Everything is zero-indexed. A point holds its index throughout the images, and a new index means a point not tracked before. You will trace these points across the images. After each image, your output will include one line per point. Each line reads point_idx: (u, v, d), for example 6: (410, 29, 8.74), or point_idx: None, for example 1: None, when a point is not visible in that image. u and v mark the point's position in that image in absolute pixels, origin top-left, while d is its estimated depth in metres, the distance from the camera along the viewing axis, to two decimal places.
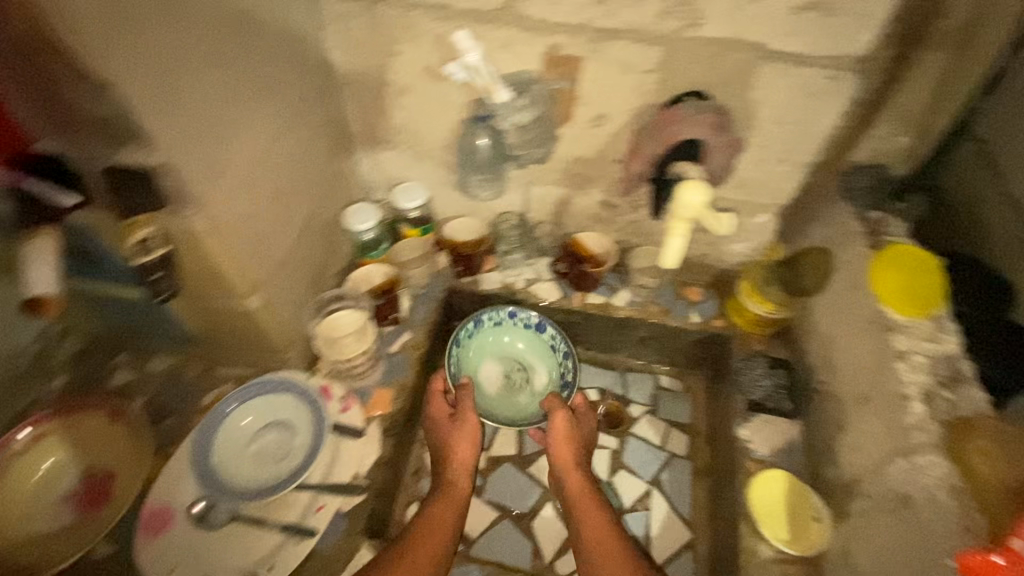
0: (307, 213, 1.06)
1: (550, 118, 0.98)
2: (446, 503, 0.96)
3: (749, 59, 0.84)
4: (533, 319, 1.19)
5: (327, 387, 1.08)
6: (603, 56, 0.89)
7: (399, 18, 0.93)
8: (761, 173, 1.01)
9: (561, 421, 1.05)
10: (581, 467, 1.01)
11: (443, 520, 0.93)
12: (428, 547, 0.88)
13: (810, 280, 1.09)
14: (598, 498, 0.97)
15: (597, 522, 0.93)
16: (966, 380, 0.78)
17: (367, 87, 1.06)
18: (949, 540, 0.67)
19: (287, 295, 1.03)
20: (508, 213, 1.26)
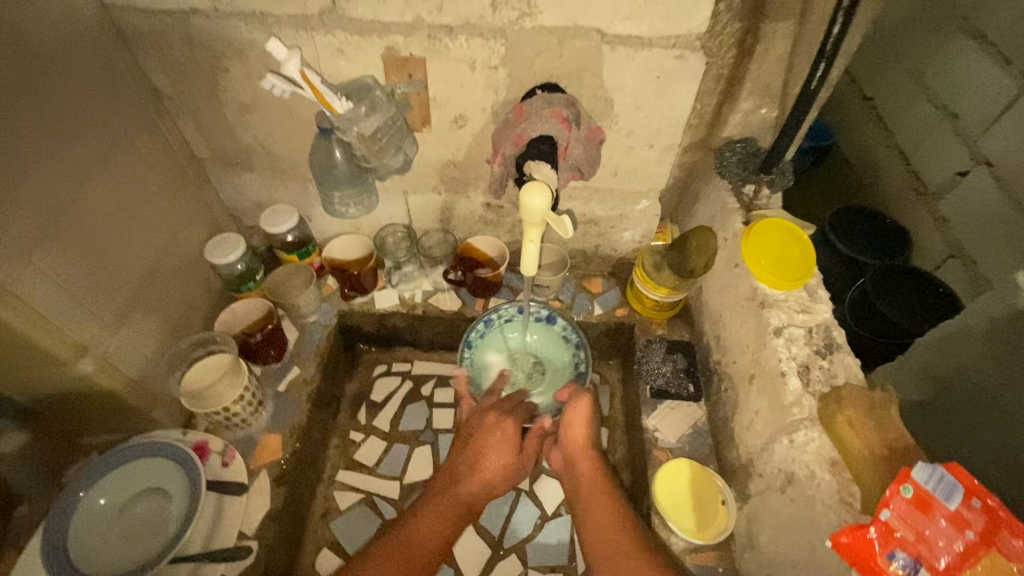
0: (156, 255, 0.95)
1: (405, 124, 0.92)
2: (442, 502, 0.84)
3: (593, 46, 0.81)
4: (542, 313, 1.13)
5: (203, 445, 0.99)
6: (444, 54, 0.84)
7: (217, 30, 0.84)
8: (632, 160, 0.99)
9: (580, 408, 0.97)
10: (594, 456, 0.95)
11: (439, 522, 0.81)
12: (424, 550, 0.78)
13: (696, 261, 1.03)
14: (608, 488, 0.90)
15: (605, 514, 0.86)
16: (837, 349, 0.81)
17: (203, 108, 0.96)
18: (827, 517, 0.66)
19: (143, 349, 0.92)
20: (394, 224, 1.20)
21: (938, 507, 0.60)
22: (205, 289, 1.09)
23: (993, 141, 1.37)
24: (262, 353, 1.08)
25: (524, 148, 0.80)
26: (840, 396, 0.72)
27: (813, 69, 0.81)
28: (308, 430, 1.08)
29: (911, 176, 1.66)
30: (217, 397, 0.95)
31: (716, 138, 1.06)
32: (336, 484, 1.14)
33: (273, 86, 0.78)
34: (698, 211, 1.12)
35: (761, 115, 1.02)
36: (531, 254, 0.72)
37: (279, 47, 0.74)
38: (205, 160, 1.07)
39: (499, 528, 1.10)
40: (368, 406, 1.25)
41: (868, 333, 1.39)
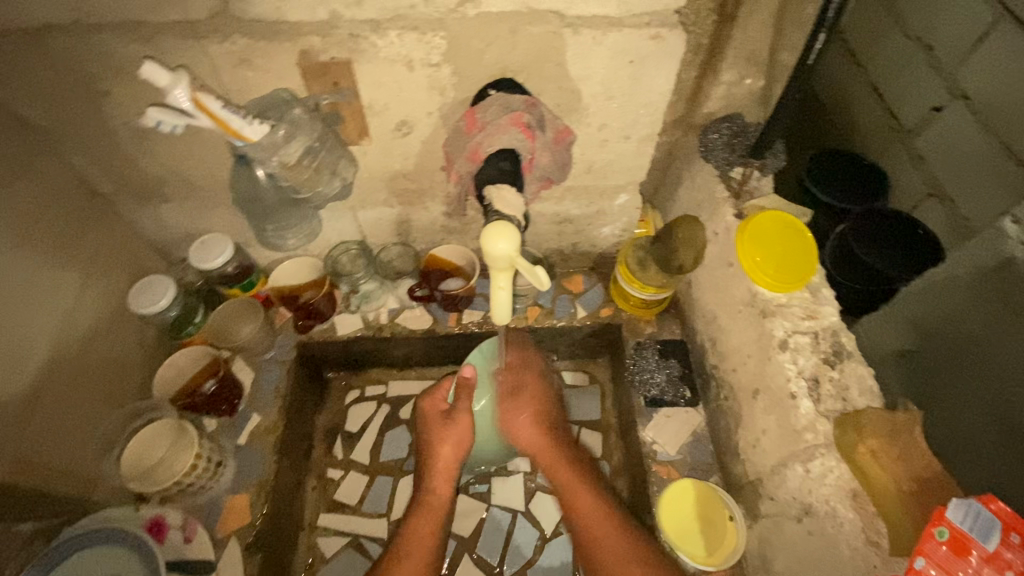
0: (63, 320, 0.82)
1: (338, 141, 0.79)
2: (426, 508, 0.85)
3: (552, 31, 0.68)
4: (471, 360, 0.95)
5: (160, 519, 0.86)
6: (374, 55, 0.70)
7: (90, 50, 0.68)
8: (607, 154, 0.88)
9: (528, 403, 0.89)
10: (560, 441, 0.89)
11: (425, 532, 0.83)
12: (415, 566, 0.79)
13: (684, 256, 0.93)
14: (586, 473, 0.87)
15: (592, 503, 0.84)
16: (848, 356, 0.73)
17: (96, 140, 0.81)
18: (854, 560, 0.62)
19: (55, 431, 0.80)
20: (345, 242, 1.07)
21: (974, 548, 0.54)
22: (140, 342, 0.97)
23: None
24: (212, 406, 0.96)
25: (480, 166, 0.68)
26: (860, 422, 0.67)
27: (811, 40, 0.72)
28: (279, 482, 0.97)
29: (887, 116, 1.31)
30: (167, 470, 0.84)
31: (697, 115, 0.93)
32: (318, 529, 1.04)
33: (158, 121, 0.64)
34: (681, 197, 1.01)
35: (746, 85, 0.89)
36: (503, 299, 0.63)
37: (159, 72, 0.59)
38: (110, 195, 0.92)
39: (497, 558, 1.00)
40: (344, 437, 1.13)
41: (859, 284, 1.06)
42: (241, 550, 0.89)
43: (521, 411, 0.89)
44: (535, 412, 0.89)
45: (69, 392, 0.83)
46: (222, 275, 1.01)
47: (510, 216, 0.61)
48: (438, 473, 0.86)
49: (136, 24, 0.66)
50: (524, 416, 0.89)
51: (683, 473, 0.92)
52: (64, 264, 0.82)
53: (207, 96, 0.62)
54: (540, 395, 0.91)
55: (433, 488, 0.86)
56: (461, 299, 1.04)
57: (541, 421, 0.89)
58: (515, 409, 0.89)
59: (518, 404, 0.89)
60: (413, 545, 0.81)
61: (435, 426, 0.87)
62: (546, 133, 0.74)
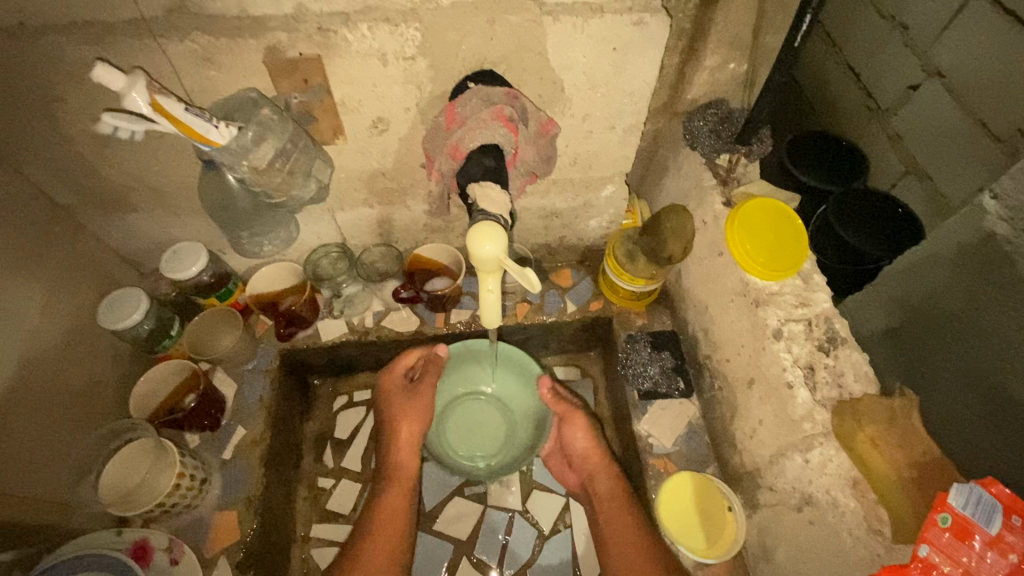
0: (28, 341, 0.77)
1: (312, 141, 0.75)
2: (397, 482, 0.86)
3: (532, 20, 0.66)
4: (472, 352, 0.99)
5: (144, 542, 0.81)
6: (345, 50, 0.66)
7: (38, 53, 0.64)
8: (592, 145, 0.86)
9: (581, 423, 0.92)
10: (611, 466, 0.90)
11: (397, 510, 0.83)
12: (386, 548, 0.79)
13: (673, 247, 0.91)
14: (627, 501, 0.85)
15: (627, 530, 0.81)
16: (843, 342, 0.72)
17: (52, 149, 0.76)
18: (857, 549, 0.61)
19: (23, 458, 0.75)
20: (325, 245, 1.03)
21: (978, 534, 0.54)
22: (113, 359, 0.93)
23: (946, 52, 1.11)
24: (194, 421, 0.92)
25: (462, 163, 0.66)
26: (857, 410, 0.67)
27: (796, 22, 0.71)
28: (267, 496, 0.94)
29: (862, 95, 1.36)
30: (149, 490, 0.80)
31: (680, 101, 0.91)
32: (311, 541, 1.01)
33: (114, 127, 0.61)
34: (667, 186, 1.00)
35: (730, 70, 0.87)
36: (492, 302, 0.61)
37: (113, 75, 0.56)
38: (72, 206, 0.87)
39: (496, 560, 0.98)
40: (333, 445, 1.10)
41: (838, 263, 1.06)
42: (231, 569, 0.85)
43: (575, 431, 0.91)
44: (587, 433, 0.91)
45: (40, 417, 0.78)
46: (198, 283, 0.97)
47: (496, 214, 0.59)
48: (401, 447, 0.89)
49: (86, 24, 0.61)
50: (578, 437, 0.92)
51: (679, 465, 0.91)
52: (25, 283, 0.77)
53: (166, 99, 0.58)
54: (592, 419, 0.93)
55: (399, 461, 0.88)
56: (449, 298, 1.01)
57: (594, 442, 0.91)
58: (571, 426, 0.92)
59: (573, 419, 0.92)
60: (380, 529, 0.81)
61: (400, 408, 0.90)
62: (528, 126, 0.71)
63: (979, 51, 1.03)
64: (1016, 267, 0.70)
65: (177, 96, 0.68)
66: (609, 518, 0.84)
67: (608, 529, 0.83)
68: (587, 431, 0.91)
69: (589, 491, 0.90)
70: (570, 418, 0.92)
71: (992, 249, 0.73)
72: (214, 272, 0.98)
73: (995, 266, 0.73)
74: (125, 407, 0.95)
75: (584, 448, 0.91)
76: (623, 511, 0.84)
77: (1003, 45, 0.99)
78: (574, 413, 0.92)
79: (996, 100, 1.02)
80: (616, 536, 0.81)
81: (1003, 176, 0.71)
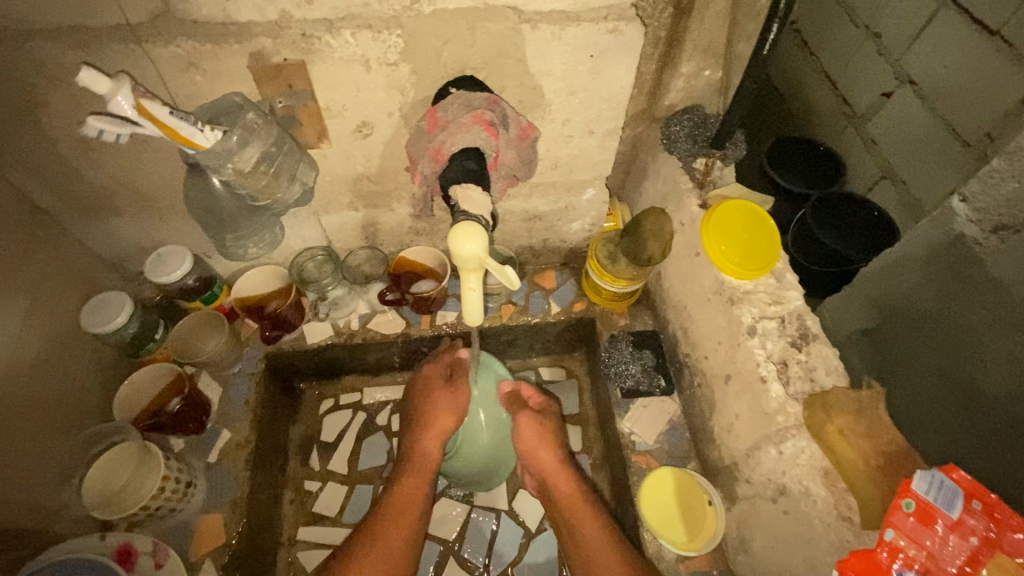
0: (10, 344, 0.77)
1: (296, 145, 0.76)
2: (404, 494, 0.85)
3: (511, 27, 0.68)
4: None
5: (129, 546, 0.81)
6: (329, 55, 0.68)
7: (23, 59, 0.64)
8: (573, 148, 0.88)
9: (528, 423, 0.93)
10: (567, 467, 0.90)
11: (413, 497, 0.85)
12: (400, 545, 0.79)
13: (653, 247, 0.93)
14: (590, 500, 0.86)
15: (591, 525, 0.82)
16: (814, 338, 0.75)
17: (35, 153, 0.77)
18: (828, 536, 0.63)
19: (7, 465, 0.75)
20: (310, 248, 1.04)
21: (940, 517, 0.56)
22: (96, 363, 0.93)
23: (917, 59, 1.15)
24: (179, 426, 0.92)
25: (444, 165, 0.67)
26: (827, 402, 0.69)
27: (766, 30, 0.73)
28: (253, 499, 0.94)
29: (838, 101, 1.41)
30: (133, 494, 0.81)
31: (658, 107, 0.94)
32: (298, 543, 1.01)
33: (101, 130, 0.61)
34: (648, 189, 1.02)
35: (705, 77, 0.90)
36: (474, 301, 0.63)
37: (99, 79, 0.56)
38: (55, 211, 0.87)
39: (482, 559, 0.99)
40: (319, 448, 1.10)
41: (819, 266, 1.10)
42: (217, 572, 0.85)
43: (526, 433, 0.92)
44: (541, 436, 0.92)
45: (22, 421, 0.78)
46: (182, 288, 0.97)
47: (477, 215, 0.60)
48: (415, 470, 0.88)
49: (71, 29, 0.62)
50: (527, 440, 0.92)
51: (661, 461, 0.93)
52: (6, 286, 0.77)
53: (152, 103, 0.59)
54: (542, 421, 0.93)
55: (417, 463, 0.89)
56: (434, 300, 1.03)
57: (546, 445, 0.91)
58: (520, 428, 0.92)
59: (523, 421, 0.93)
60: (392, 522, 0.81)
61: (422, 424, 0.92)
62: (509, 130, 0.73)
63: (949, 58, 1.07)
64: (984, 267, 0.73)
65: (162, 100, 0.69)
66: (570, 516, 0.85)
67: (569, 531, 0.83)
68: (538, 433, 0.92)
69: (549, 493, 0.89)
70: (517, 421, 0.94)
71: (961, 249, 0.76)
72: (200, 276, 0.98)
73: (964, 267, 0.76)
74: (108, 411, 0.94)
75: (537, 449, 0.91)
76: (584, 510, 0.84)
77: (967, 53, 1.04)
78: (524, 414, 0.94)
79: (963, 105, 1.06)
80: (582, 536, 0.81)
81: (971, 180, 0.74)
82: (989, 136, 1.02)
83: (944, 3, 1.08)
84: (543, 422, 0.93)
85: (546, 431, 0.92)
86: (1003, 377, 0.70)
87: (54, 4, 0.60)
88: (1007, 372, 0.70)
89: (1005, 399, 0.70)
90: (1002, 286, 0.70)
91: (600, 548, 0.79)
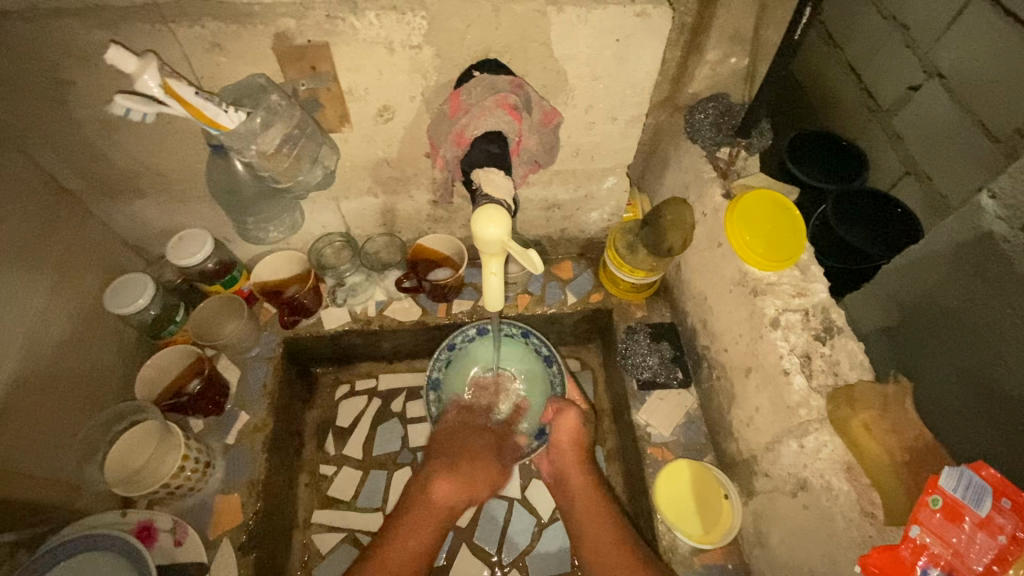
0: (33, 324, 0.78)
1: (318, 128, 0.76)
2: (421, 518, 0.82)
3: (536, 10, 0.67)
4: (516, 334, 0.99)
5: (149, 523, 0.83)
6: (352, 37, 0.68)
7: (52, 38, 0.65)
8: (594, 136, 0.87)
9: (572, 417, 0.90)
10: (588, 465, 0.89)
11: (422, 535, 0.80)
12: (415, 540, 0.79)
13: (673, 239, 0.94)
14: (604, 497, 0.86)
15: (599, 523, 0.82)
16: (839, 332, 0.73)
17: (60, 134, 0.78)
18: (849, 531, 0.62)
19: (34, 441, 0.77)
20: (329, 234, 1.04)
21: (968, 515, 0.55)
22: (118, 343, 0.94)
23: (947, 52, 1.12)
24: (198, 406, 0.94)
25: (466, 149, 0.67)
26: (852, 396, 0.68)
27: (798, 15, 0.74)
28: (269, 481, 0.95)
29: (863, 94, 1.37)
30: (153, 473, 0.81)
31: (682, 95, 0.93)
32: (313, 526, 1.02)
33: (127, 108, 0.61)
34: (668, 179, 1.01)
35: (731, 64, 0.88)
36: (495, 285, 0.62)
37: (126, 58, 0.57)
38: (79, 191, 0.88)
39: (495, 546, 1.00)
40: (334, 433, 1.11)
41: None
42: (234, 551, 0.86)
43: (567, 428, 0.89)
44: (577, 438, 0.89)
45: (44, 399, 0.79)
46: (203, 272, 0.98)
47: (499, 198, 0.60)
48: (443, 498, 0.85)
49: (98, 8, 0.62)
50: (561, 435, 0.90)
51: (677, 453, 0.92)
52: (33, 266, 0.78)
53: (178, 83, 0.59)
54: (585, 418, 0.91)
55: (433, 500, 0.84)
56: (450, 288, 1.02)
57: (578, 439, 0.89)
58: (561, 420, 0.90)
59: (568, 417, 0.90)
60: (420, 519, 0.82)
61: (473, 437, 0.92)
62: (532, 115, 0.73)
63: (981, 52, 1.05)
64: (1012, 265, 0.72)
65: (186, 79, 0.69)
66: (583, 508, 0.85)
67: (584, 529, 0.82)
68: (577, 431, 0.89)
69: (563, 484, 0.89)
70: (560, 414, 0.90)
71: (988, 247, 0.75)
72: (219, 259, 0.99)
73: (990, 265, 0.75)
74: (129, 390, 0.96)
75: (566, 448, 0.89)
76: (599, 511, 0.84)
77: (1005, 47, 1.01)
78: (569, 410, 0.90)
79: (996, 101, 1.04)
80: (590, 531, 0.81)
81: (999, 176, 0.72)
82: (1019, 132, 1.00)
83: None
84: (585, 423, 0.91)
85: (581, 433, 0.90)
86: None
87: None
88: None
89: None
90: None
91: (607, 547, 0.79)
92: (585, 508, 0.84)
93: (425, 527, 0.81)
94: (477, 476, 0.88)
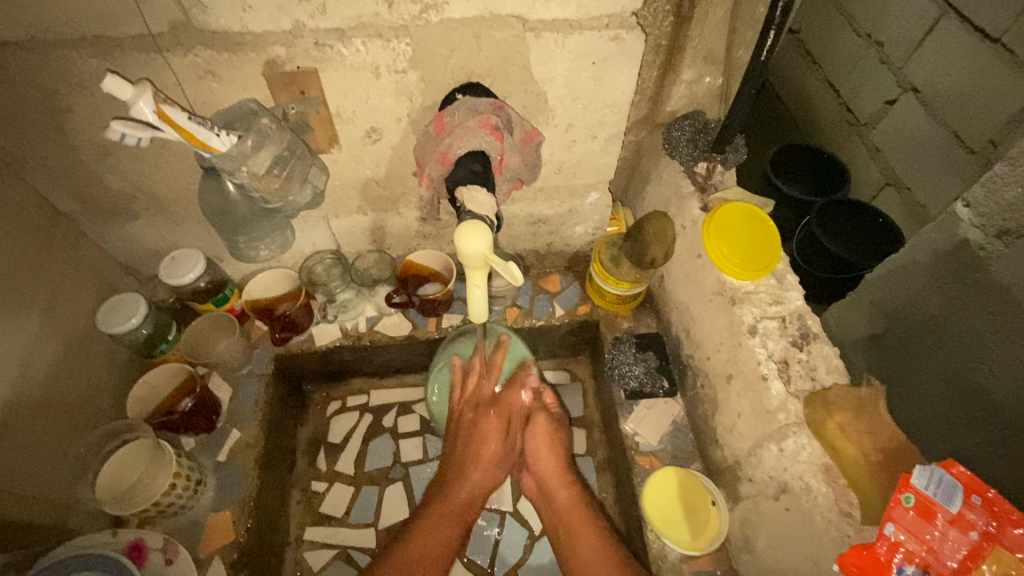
0: (28, 344, 0.79)
1: (308, 149, 0.79)
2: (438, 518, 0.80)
3: (515, 36, 0.70)
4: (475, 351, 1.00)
5: (140, 542, 0.83)
6: (340, 63, 0.70)
7: (49, 67, 0.67)
8: (576, 153, 0.90)
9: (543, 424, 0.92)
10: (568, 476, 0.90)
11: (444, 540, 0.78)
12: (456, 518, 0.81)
13: (655, 250, 0.94)
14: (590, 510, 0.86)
15: (587, 539, 0.81)
16: (815, 338, 0.76)
17: (56, 158, 0.80)
18: (829, 532, 0.64)
19: (27, 462, 0.77)
20: (319, 252, 1.06)
21: (940, 512, 0.57)
22: (111, 363, 0.95)
23: (919, 67, 1.18)
24: (191, 424, 0.94)
25: (451, 168, 0.70)
26: (827, 399, 0.70)
27: (763, 37, 0.74)
28: (261, 497, 0.95)
29: (843, 110, 1.44)
30: (144, 492, 0.82)
31: (660, 113, 0.96)
32: (305, 544, 1.02)
33: (122, 134, 0.63)
34: (650, 193, 1.04)
35: (706, 83, 0.92)
36: (479, 297, 0.65)
37: (123, 86, 0.59)
38: (74, 214, 0.90)
39: (488, 559, 1.00)
40: (327, 449, 1.12)
41: (830, 274, 1.10)
42: (225, 569, 0.86)
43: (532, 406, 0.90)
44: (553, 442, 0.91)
45: (37, 419, 0.79)
46: (195, 290, 0.99)
47: (482, 215, 0.63)
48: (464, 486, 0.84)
49: (95, 38, 0.65)
50: (536, 442, 0.91)
51: (665, 461, 0.93)
52: (28, 288, 0.80)
53: (172, 109, 0.61)
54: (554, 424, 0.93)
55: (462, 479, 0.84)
56: (441, 303, 1.04)
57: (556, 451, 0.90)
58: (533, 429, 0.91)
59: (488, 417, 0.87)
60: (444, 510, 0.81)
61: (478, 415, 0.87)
62: (514, 135, 0.76)
63: (953, 67, 1.09)
64: (990, 271, 0.74)
65: (179, 105, 0.71)
66: (575, 524, 0.84)
67: (570, 538, 0.83)
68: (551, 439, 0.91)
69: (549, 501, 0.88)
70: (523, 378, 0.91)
71: (965, 254, 0.77)
72: (211, 279, 1.01)
73: (968, 271, 0.77)
74: (121, 410, 0.96)
75: (543, 455, 0.90)
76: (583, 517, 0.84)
77: (975, 61, 1.05)
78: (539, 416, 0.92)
79: (967, 113, 1.08)
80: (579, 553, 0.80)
81: (973, 187, 0.76)
82: (993, 143, 1.03)
83: (944, 12, 1.11)
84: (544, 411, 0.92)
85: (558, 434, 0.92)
86: (1013, 382, 0.71)
87: (82, 14, 0.63)
88: (1015, 375, 0.71)
89: (1014, 403, 0.71)
90: (1008, 290, 0.71)
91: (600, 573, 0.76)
92: (572, 525, 0.84)
93: (446, 526, 0.80)
94: (483, 483, 0.85)
